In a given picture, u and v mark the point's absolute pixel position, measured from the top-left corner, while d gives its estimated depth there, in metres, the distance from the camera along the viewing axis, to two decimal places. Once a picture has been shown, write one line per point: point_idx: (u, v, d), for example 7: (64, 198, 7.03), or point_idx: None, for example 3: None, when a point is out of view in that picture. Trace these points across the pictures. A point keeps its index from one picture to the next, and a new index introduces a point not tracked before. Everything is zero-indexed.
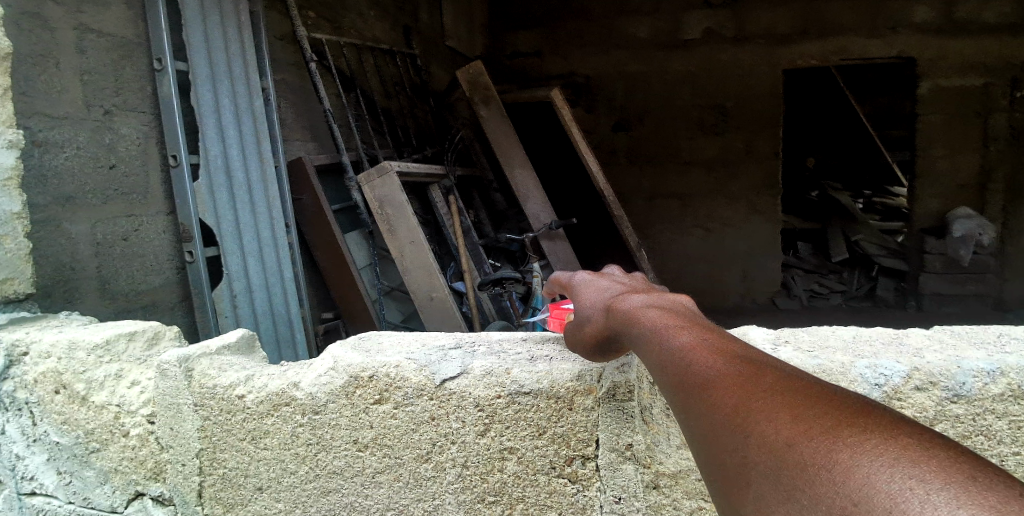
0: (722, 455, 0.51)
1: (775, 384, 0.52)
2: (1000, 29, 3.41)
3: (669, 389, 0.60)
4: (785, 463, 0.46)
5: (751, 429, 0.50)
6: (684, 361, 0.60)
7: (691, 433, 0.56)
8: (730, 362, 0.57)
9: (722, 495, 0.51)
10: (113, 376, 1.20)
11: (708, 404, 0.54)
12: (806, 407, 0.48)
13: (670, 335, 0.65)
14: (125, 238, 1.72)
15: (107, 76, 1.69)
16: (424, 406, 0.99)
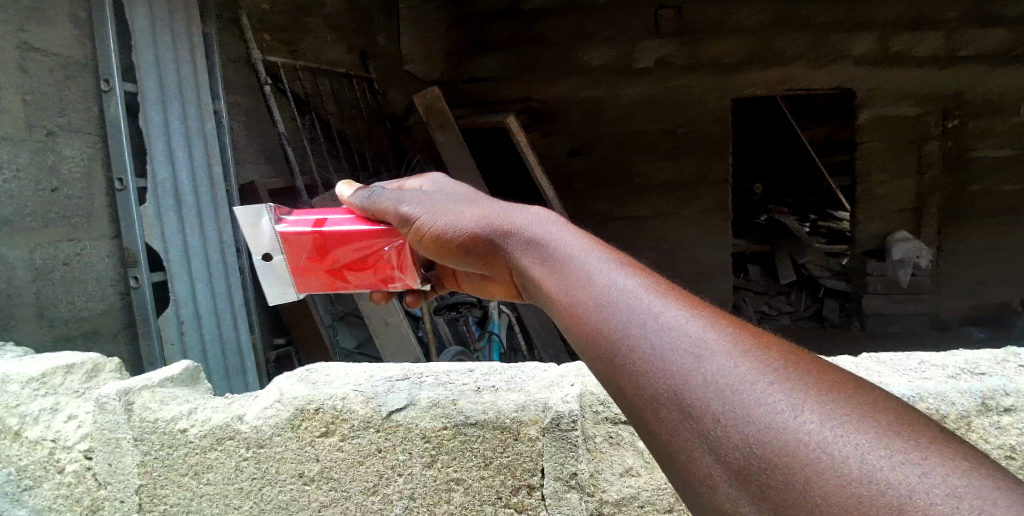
0: (713, 440, 0.50)
1: (773, 365, 0.52)
2: (933, 62, 3.55)
3: (629, 349, 0.57)
4: (811, 466, 0.46)
5: (760, 419, 0.49)
6: (663, 327, 0.56)
7: (659, 396, 0.54)
8: (713, 329, 0.56)
9: (708, 477, 0.50)
10: (48, 410, 1.15)
11: (693, 379, 0.53)
12: (825, 403, 0.48)
13: (629, 286, 0.62)
14: (66, 263, 1.66)
15: (51, 97, 1.64)
16: (371, 438, 0.99)
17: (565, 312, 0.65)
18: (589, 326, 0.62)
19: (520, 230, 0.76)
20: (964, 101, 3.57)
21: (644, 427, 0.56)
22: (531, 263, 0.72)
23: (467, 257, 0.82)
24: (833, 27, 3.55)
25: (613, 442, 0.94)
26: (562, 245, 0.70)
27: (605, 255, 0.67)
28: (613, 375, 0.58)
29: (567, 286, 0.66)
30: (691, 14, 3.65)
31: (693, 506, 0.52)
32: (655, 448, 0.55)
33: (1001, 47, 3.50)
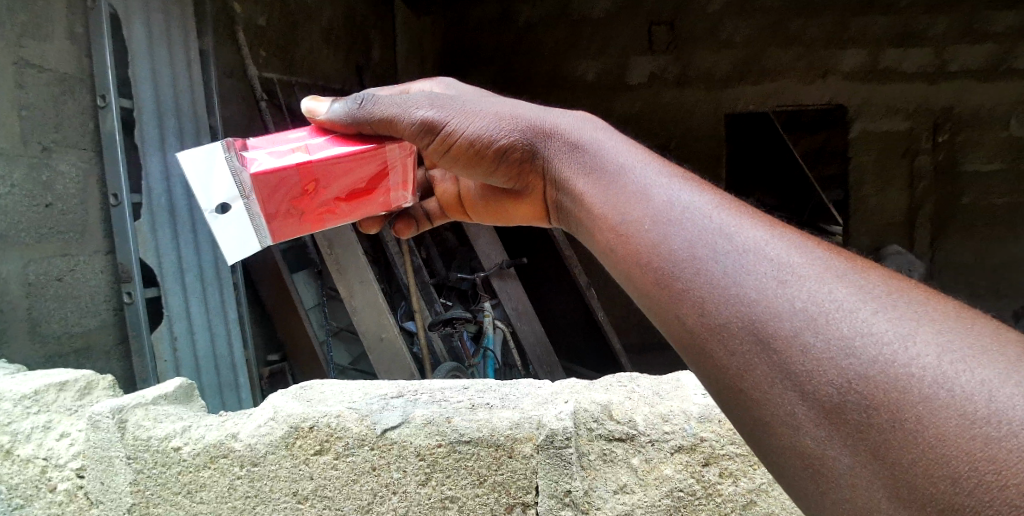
0: (801, 376, 0.51)
1: (867, 293, 0.52)
2: (921, 77, 3.62)
3: (697, 271, 0.58)
4: (922, 406, 0.46)
5: (861, 351, 0.49)
6: (744, 251, 0.57)
7: (742, 322, 0.54)
8: (793, 251, 0.56)
9: (797, 417, 0.51)
10: (41, 428, 1.15)
11: (778, 304, 0.53)
12: (937, 336, 0.48)
13: (693, 204, 0.62)
14: (59, 278, 1.66)
15: (47, 111, 1.64)
16: (365, 456, 0.98)
17: (622, 236, 0.66)
18: (650, 249, 0.62)
19: (562, 142, 0.78)
20: (953, 114, 3.63)
21: (710, 360, 0.57)
22: (578, 177, 0.74)
23: (506, 164, 0.85)
24: (824, 42, 3.61)
25: (607, 459, 0.94)
26: (615, 165, 0.71)
27: (662, 172, 0.68)
28: (674, 300, 0.59)
29: (625, 208, 0.67)
30: (685, 28, 3.70)
31: (769, 442, 0.54)
32: (726, 380, 0.56)
33: (988, 62, 3.57)
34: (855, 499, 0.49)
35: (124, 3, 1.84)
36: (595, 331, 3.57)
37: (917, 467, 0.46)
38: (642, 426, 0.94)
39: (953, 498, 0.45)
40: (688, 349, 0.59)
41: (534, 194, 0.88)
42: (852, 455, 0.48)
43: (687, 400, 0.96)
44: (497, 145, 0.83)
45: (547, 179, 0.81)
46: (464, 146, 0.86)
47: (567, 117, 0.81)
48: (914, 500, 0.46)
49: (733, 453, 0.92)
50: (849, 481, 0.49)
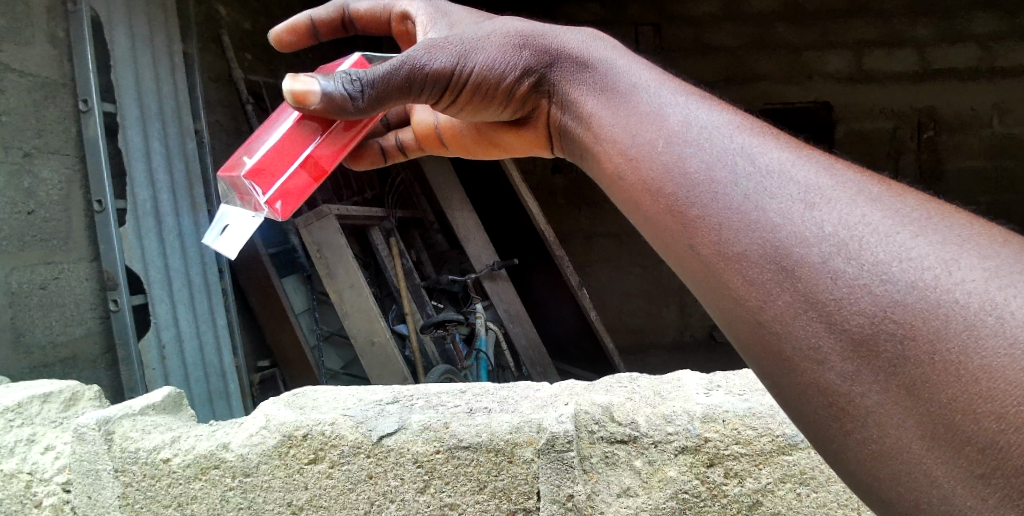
0: (830, 306, 0.51)
1: (903, 218, 0.53)
2: (905, 76, 3.61)
3: (715, 194, 0.58)
4: (965, 338, 0.47)
5: (898, 277, 0.49)
6: (771, 175, 0.57)
7: (768, 247, 0.55)
8: (817, 174, 0.56)
9: (820, 351, 0.51)
10: (24, 441, 1.11)
11: (805, 229, 0.53)
12: (982, 263, 0.49)
13: (708, 124, 0.62)
14: (43, 287, 1.62)
15: (28, 117, 1.61)
16: (361, 464, 0.96)
17: (632, 161, 0.65)
18: (664, 172, 0.62)
19: (569, 64, 0.74)
20: (937, 114, 3.64)
21: (728, 293, 0.57)
22: (587, 100, 0.72)
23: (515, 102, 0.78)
24: (809, 46, 3.60)
25: (609, 462, 0.93)
26: (626, 85, 0.69)
27: (675, 92, 0.67)
28: (689, 227, 0.59)
29: (636, 131, 0.66)
30: (673, 34, 3.62)
31: (790, 378, 0.54)
32: (744, 315, 0.56)
33: (971, 63, 3.57)
34: (882, 437, 0.50)
35: (106, 7, 1.81)
36: (587, 332, 3.56)
37: (955, 403, 0.47)
38: (644, 427, 0.92)
39: (990, 435, 0.46)
40: (704, 282, 0.59)
41: (540, 128, 0.82)
42: (882, 389, 0.49)
43: (689, 400, 0.96)
44: (507, 81, 0.76)
45: (554, 110, 0.77)
46: (472, 89, 0.76)
47: (573, 35, 0.77)
48: (947, 437, 0.47)
49: (737, 453, 0.91)
50: (878, 420, 0.50)
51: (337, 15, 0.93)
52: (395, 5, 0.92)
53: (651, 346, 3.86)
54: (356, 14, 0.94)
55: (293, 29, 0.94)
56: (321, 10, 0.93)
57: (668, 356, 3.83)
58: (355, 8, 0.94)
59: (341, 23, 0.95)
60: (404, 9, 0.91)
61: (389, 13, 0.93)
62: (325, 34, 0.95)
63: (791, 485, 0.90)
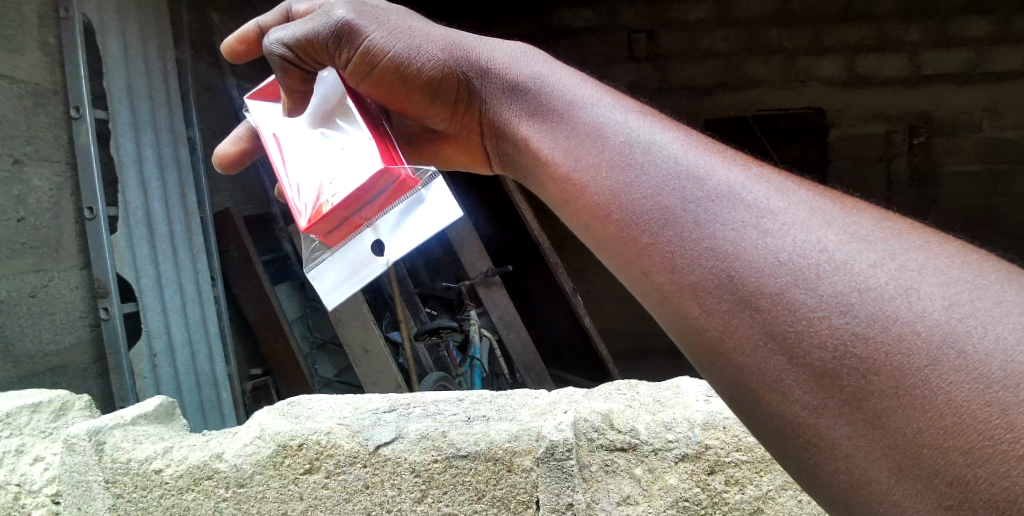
0: (790, 338, 0.47)
1: (859, 241, 0.48)
2: (898, 81, 3.57)
3: (666, 222, 0.54)
4: (928, 372, 0.43)
5: (859, 309, 0.45)
6: (719, 198, 0.52)
7: (721, 279, 0.50)
8: (768, 193, 0.52)
9: (782, 384, 0.48)
10: (13, 452, 1.10)
11: (759, 258, 0.49)
12: (943, 290, 0.45)
13: (652, 144, 0.58)
14: (33, 295, 1.60)
15: (18, 124, 1.59)
16: (358, 474, 0.95)
17: (577, 185, 0.61)
18: (610, 198, 0.58)
19: (499, 76, 0.70)
20: (931, 118, 3.61)
21: (685, 322, 0.53)
22: (520, 116, 0.67)
23: (440, 99, 0.74)
24: (802, 51, 3.56)
25: (609, 470, 0.92)
26: (562, 102, 0.65)
27: (617, 106, 0.62)
28: (642, 255, 0.55)
29: (578, 153, 0.61)
30: (666, 39, 3.60)
31: (756, 410, 0.50)
32: (701, 343, 0.52)
33: (964, 66, 3.53)
34: (850, 469, 0.46)
35: (98, 14, 1.79)
36: (581, 339, 3.54)
37: (922, 436, 0.43)
38: (644, 434, 0.93)
39: (958, 469, 0.42)
40: (663, 311, 0.55)
41: (472, 135, 0.78)
42: (847, 423, 0.45)
43: (688, 407, 0.95)
44: (429, 75, 0.72)
45: (486, 121, 0.73)
46: (391, 75, 0.73)
47: (504, 47, 0.72)
48: (916, 471, 0.43)
49: (738, 460, 0.90)
50: (845, 452, 0.46)
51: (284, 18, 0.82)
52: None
53: (646, 352, 3.86)
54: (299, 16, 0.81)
55: (243, 38, 0.82)
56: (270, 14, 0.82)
57: (663, 361, 3.83)
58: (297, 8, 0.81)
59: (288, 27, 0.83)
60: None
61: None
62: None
63: (794, 491, 0.90)
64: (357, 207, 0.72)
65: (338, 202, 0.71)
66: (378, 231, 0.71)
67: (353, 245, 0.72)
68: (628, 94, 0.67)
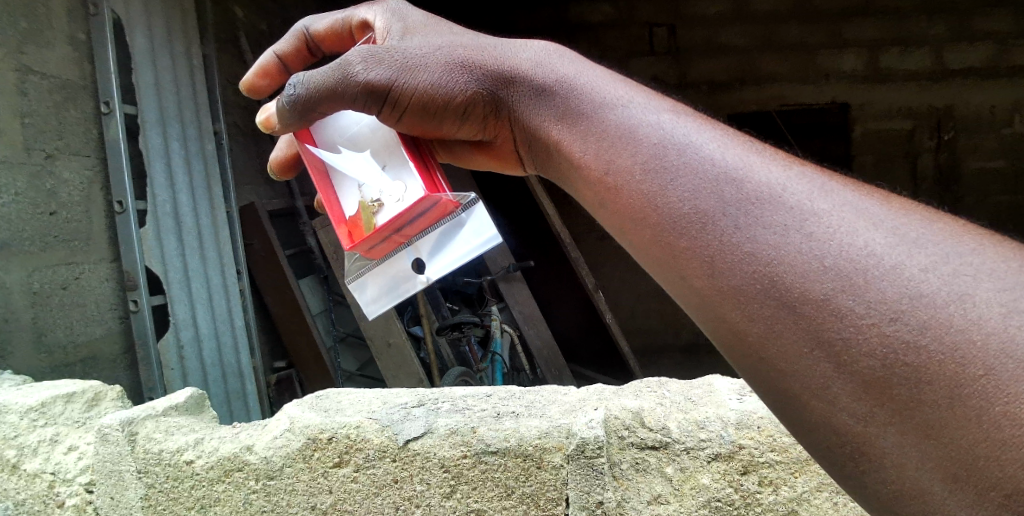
0: (837, 345, 0.48)
1: (909, 244, 0.48)
2: (922, 76, 3.47)
3: (705, 225, 0.54)
4: (985, 383, 0.43)
5: (911, 317, 0.46)
6: (760, 201, 0.53)
7: (761, 284, 0.51)
8: (809, 195, 0.53)
9: (822, 394, 0.49)
10: (48, 441, 1.12)
11: (804, 262, 0.50)
12: (1000, 298, 0.45)
13: (687, 146, 0.58)
14: (64, 287, 1.63)
15: (50, 118, 1.62)
16: (387, 468, 0.95)
17: (612, 187, 0.62)
18: (646, 201, 0.58)
19: (526, 84, 0.71)
20: (957, 114, 3.50)
21: (727, 325, 0.54)
22: (551, 123, 0.69)
23: (467, 117, 0.76)
24: (823, 46, 3.46)
25: (639, 468, 0.92)
26: (592, 105, 0.65)
27: (648, 108, 0.63)
28: (680, 258, 0.56)
29: (610, 156, 0.62)
30: (684, 34, 3.52)
31: (799, 416, 0.51)
32: (743, 347, 0.53)
33: (987, 63, 3.43)
34: (900, 479, 0.47)
35: (126, 10, 1.82)
36: (598, 335, 3.52)
37: (979, 449, 0.44)
38: (676, 433, 0.91)
39: (1016, 482, 0.43)
40: (705, 314, 0.55)
41: (505, 144, 0.79)
42: (897, 435, 0.46)
43: (721, 406, 0.94)
44: (458, 98, 0.74)
45: (517, 129, 0.74)
46: (419, 107, 0.75)
47: (527, 52, 0.73)
48: (972, 483, 0.44)
49: (772, 461, 0.89)
50: (895, 461, 0.47)
51: (300, 42, 0.87)
52: (355, 14, 0.85)
53: (663, 348, 3.83)
54: (318, 35, 0.86)
55: (262, 72, 0.88)
56: (284, 41, 0.87)
57: (683, 359, 3.79)
58: (315, 29, 0.86)
59: (308, 48, 0.88)
60: (364, 17, 0.85)
61: (351, 25, 0.87)
62: (297, 66, 0.89)
63: (828, 494, 0.88)
64: (398, 228, 0.78)
65: (384, 223, 0.77)
66: (419, 252, 0.79)
67: (396, 258, 0.80)
68: (659, 93, 0.68)
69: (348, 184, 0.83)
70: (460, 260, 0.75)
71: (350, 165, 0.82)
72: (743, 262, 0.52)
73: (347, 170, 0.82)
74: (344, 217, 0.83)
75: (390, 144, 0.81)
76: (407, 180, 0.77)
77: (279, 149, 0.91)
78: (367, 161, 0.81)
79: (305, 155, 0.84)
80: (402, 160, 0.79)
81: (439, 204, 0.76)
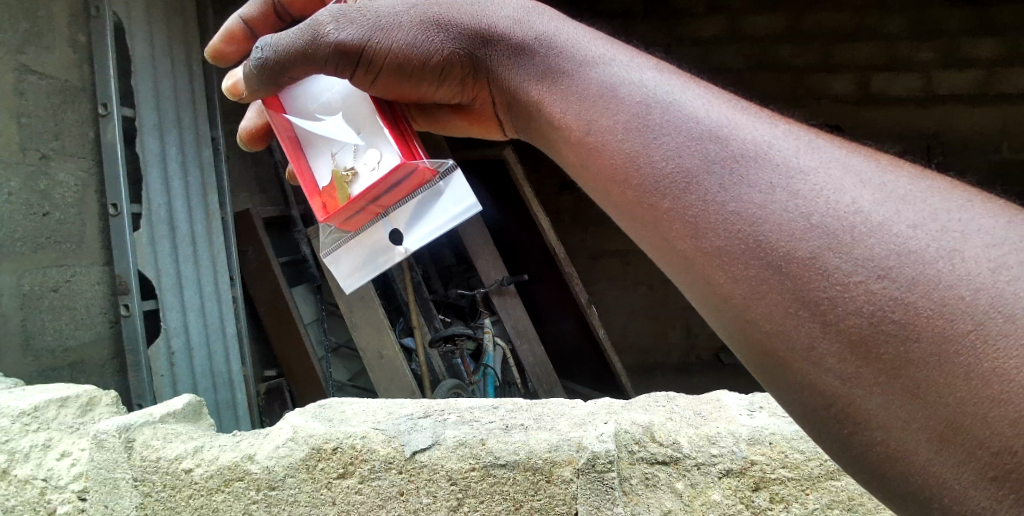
0: (823, 304, 0.47)
1: (897, 201, 0.48)
2: (908, 100, 3.51)
3: (687, 185, 0.54)
4: (973, 338, 0.43)
5: (898, 273, 0.45)
6: (743, 158, 0.52)
7: (743, 246, 0.50)
8: (796, 150, 0.52)
9: (806, 358, 0.48)
10: (40, 446, 1.09)
11: (789, 220, 0.49)
12: (987, 254, 0.45)
13: (670, 103, 0.57)
14: (55, 289, 1.61)
15: (46, 120, 1.60)
16: (393, 480, 0.94)
17: (593, 148, 0.61)
18: (627, 160, 0.58)
19: (505, 44, 0.70)
20: (943, 139, 3.54)
21: (711, 290, 0.53)
22: (530, 84, 0.68)
23: (446, 79, 0.74)
24: (813, 68, 3.50)
25: (649, 483, 0.91)
26: (573, 64, 0.64)
27: (631, 65, 0.62)
28: (662, 219, 0.55)
29: (592, 115, 0.61)
30: (681, 53, 3.54)
31: (786, 379, 0.50)
32: (729, 310, 0.52)
33: (975, 89, 3.46)
34: (886, 441, 0.46)
35: (128, 13, 1.80)
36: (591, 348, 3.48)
37: (966, 407, 0.43)
38: (687, 448, 0.90)
39: (1004, 440, 0.42)
40: (687, 276, 0.55)
41: (485, 107, 0.78)
42: (884, 396, 0.46)
43: (733, 421, 0.94)
44: (435, 60, 0.72)
45: (497, 91, 0.73)
46: (393, 70, 0.74)
47: (507, 10, 0.71)
48: (957, 441, 0.44)
49: (784, 477, 0.88)
50: (882, 422, 0.46)
51: (267, 7, 0.86)
52: None
53: (654, 365, 3.83)
54: None
55: (229, 37, 0.87)
56: (250, 6, 0.86)
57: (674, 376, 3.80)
58: None
59: (274, 12, 0.87)
60: None
61: None
62: (265, 31, 0.88)
63: (838, 512, 0.87)
64: (375, 196, 0.77)
65: (359, 193, 0.77)
66: (395, 222, 0.78)
67: (371, 230, 0.79)
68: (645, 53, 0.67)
69: (323, 153, 0.82)
70: (437, 230, 0.75)
71: (324, 129, 0.82)
72: (726, 223, 0.51)
73: (320, 137, 0.82)
74: (317, 189, 0.82)
75: (365, 112, 0.80)
76: (383, 150, 0.77)
77: (248, 119, 0.90)
78: (341, 126, 0.81)
79: (278, 123, 0.84)
80: (376, 127, 0.79)
81: (416, 172, 0.75)
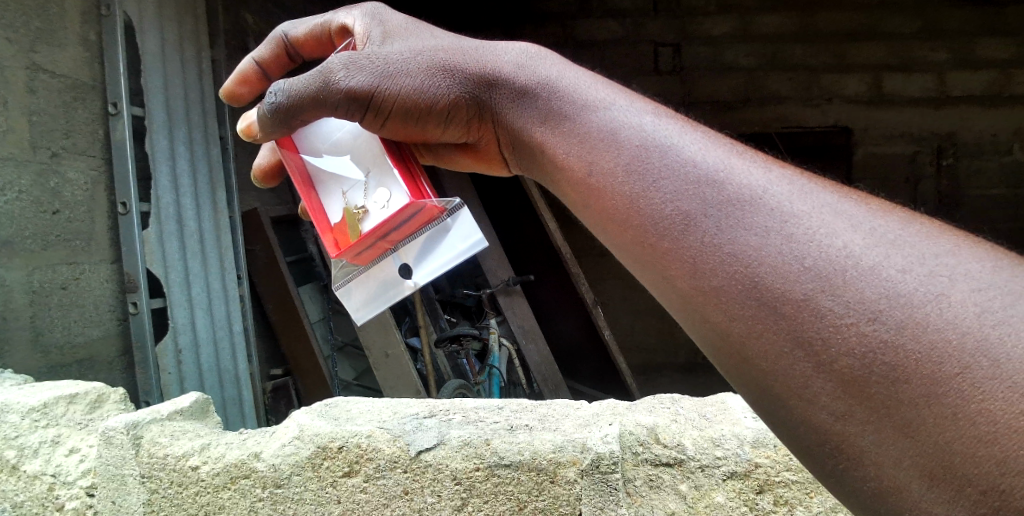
0: (816, 344, 0.47)
1: (887, 245, 0.48)
2: (921, 101, 3.49)
3: (685, 228, 0.54)
4: (961, 381, 0.43)
5: (888, 316, 0.45)
6: (740, 203, 0.52)
7: (738, 289, 0.50)
8: (791, 194, 0.52)
9: (800, 395, 0.48)
10: (49, 443, 1.10)
11: (783, 262, 0.49)
12: (973, 297, 0.45)
13: (669, 147, 0.57)
14: (64, 287, 1.62)
15: (57, 119, 1.61)
16: (398, 479, 0.94)
17: (594, 188, 0.61)
18: (628, 201, 0.58)
19: (509, 87, 0.70)
20: (957, 140, 3.51)
21: (710, 329, 0.53)
22: (534, 125, 0.67)
23: (454, 121, 0.75)
24: (825, 68, 3.48)
25: (653, 485, 0.91)
26: (574, 106, 0.65)
27: (630, 109, 0.62)
28: (661, 259, 0.55)
29: (593, 158, 0.61)
30: (691, 53, 3.52)
31: (781, 413, 0.50)
32: (726, 348, 0.52)
33: (987, 90, 3.45)
34: (878, 480, 0.46)
35: (138, 12, 1.82)
36: (595, 350, 3.48)
37: (955, 447, 0.43)
38: (692, 450, 0.90)
39: (991, 479, 0.42)
40: (685, 314, 0.55)
41: (491, 147, 0.78)
42: (877, 435, 0.45)
43: (737, 424, 0.94)
44: (442, 103, 0.73)
45: (502, 133, 0.73)
46: (402, 113, 0.74)
47: (509, 54, 0.72)
48: (947, 482, 0.44)
49: (789, 480, 0.88)
50: (874, 460, 0.46)
51: (278, 49, 0.87)
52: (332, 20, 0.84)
53: (659, 365, 3.82)
54: (295, 41, 0.86)
55: (242, 79, 0.88)
56: (263, 48, 0.87)
57: (680, 377, 3.79)
58: (292, 35, 0.86)
59: (285, 53, 0.88)
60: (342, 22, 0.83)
61: (329, 30, 0.85)
62: (277, 72, 0.89)
63: None
64: (384, 234, 0.78)
65: (369, 230, 0.77)
66: (404, 258, 0.79)
67: (382, 265, 0.81)
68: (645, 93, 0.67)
69: (334, 191, 0.83)
70: (445, 267, 0.76)
71: (334, 168, 0.83)
72: (723, 265, 0.51)
73: (331, 175, 0.83)
74: (328, 225, 0.83)
75: (374, 150, 0.80)
76: (392, 189, 0.77)
77: (262, 158, 0.90)
78: (351, 166, 0.82)
79: (289, 162, 0.85)
80: (386, 168, 0.79)
81: (424, 209, 0.76)
